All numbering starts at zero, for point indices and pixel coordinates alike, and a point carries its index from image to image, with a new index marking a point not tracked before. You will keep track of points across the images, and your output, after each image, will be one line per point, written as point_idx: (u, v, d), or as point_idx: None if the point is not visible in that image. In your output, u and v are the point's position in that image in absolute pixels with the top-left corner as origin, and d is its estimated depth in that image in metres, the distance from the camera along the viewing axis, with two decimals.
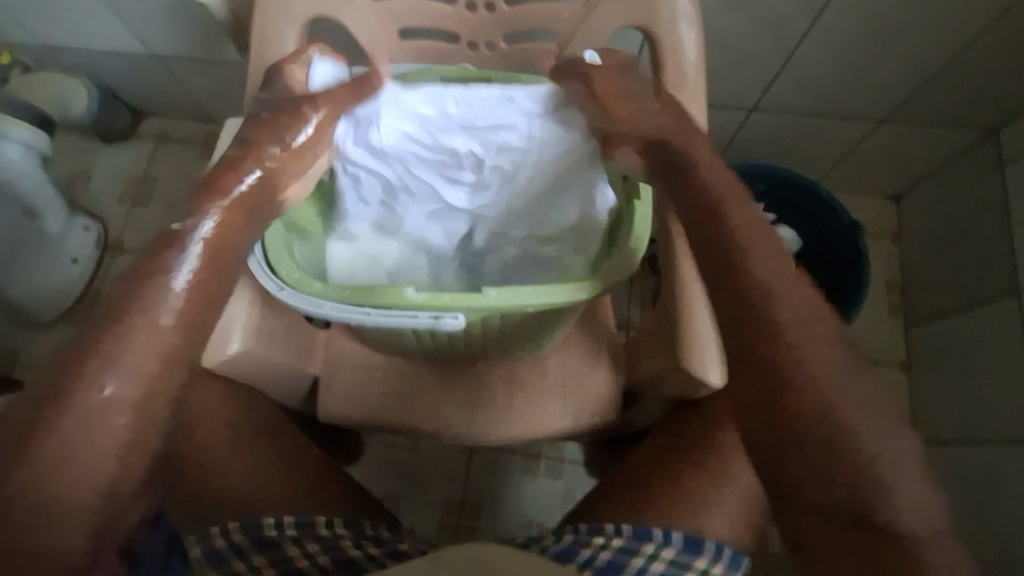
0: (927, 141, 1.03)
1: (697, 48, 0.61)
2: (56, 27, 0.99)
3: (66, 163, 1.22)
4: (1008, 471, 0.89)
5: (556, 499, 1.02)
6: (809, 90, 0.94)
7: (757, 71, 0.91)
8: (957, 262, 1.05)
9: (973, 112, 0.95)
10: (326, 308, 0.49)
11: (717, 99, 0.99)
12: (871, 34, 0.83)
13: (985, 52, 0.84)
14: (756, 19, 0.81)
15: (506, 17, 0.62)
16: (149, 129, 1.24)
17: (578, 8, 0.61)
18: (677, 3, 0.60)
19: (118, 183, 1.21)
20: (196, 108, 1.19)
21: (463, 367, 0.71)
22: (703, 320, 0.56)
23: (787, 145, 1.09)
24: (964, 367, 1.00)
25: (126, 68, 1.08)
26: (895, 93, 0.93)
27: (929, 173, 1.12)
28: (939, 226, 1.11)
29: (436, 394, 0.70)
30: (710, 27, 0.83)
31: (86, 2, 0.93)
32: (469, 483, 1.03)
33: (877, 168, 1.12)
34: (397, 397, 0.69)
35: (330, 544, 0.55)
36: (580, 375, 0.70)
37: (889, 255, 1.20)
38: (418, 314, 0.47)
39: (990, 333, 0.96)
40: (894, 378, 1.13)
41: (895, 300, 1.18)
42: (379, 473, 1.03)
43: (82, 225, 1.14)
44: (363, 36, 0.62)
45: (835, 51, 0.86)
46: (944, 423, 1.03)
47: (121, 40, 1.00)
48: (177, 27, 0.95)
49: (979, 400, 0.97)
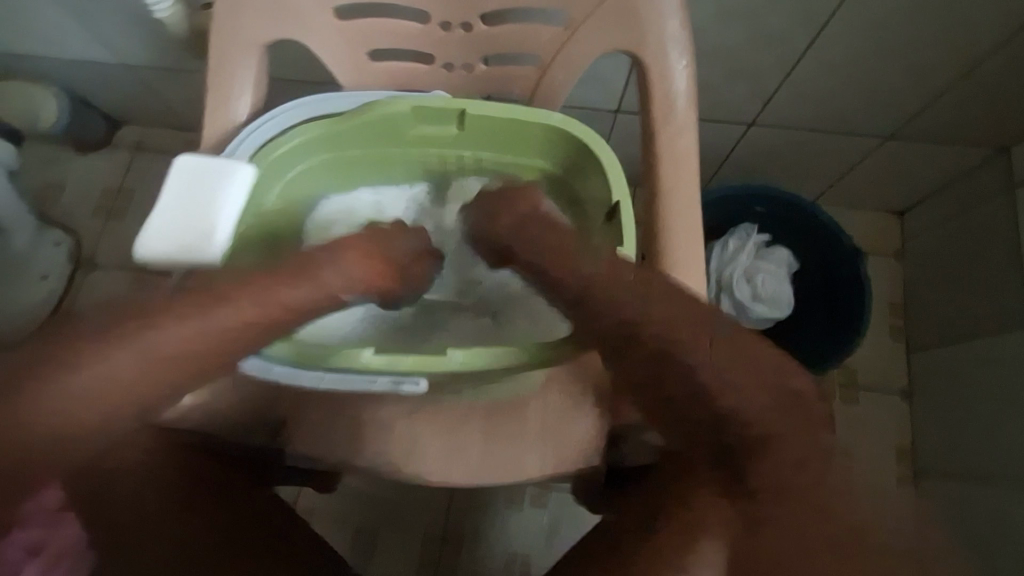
0: (934, 159, 0.99)
1: (688, 77, 0.56)
2: (21, 34, 0.95)
3: (38, 173, 1.17)
4: (1010, 511, 0.85)
5: (542, 533, 0.98)
6: (810, 106, 0.89)
7: (755, 85, 0.86)
8: (961, 285, 1.01)
9: (983, 130, 0.91)
10: (282, 372, 0.45)
11: (714, 114, 0.94)
12: (874, 48, 0.78)
13: (995, 70, 0.79)
14: (754, 33, 0.76)
15: (484, 38, 0.58)
16: (125, 138, 1.19)
17: (559, 31, 0.57)
18: (666, 26, 0.55)
19: (93, 194, 1.16)
20: (172, 116, 1.14)
21: (436, 407, 0.66)
22: None
23: (786, 161, 1.04)
24: (968, 396, 0.96)
25: (99, 77, 1.04)
26: (898, 109, 0.89)
27: (934, 191, 1.07)
28: (943, 246, 1.06)
29: (409, 437, 0.65)
30: (706, 40, 0.78)
31: (50, 10, 0.88)
32: (451, 515, 0.99)
33: (877, 185, 1.08)
34: (368, 442, 0.65)
35: None
36: (562, 417, 0.65)
37: (890, 274, 1.16)
38: (375, 378, 0.44)
39: (994, 361, 0.92)
40: (895, 403, 1.09)
41: (897, 322, 1.13)
42: (359, 504, 0.99)
43: (53, 240, 1.10)
44: (332, 61, 0.58)
45: (834, 67, 0.81)
46: (947, 453, 0.99)
47: (90, 48, 0.96)
48: (145, 35, 0.90)
49: (982, 431, 0.92)
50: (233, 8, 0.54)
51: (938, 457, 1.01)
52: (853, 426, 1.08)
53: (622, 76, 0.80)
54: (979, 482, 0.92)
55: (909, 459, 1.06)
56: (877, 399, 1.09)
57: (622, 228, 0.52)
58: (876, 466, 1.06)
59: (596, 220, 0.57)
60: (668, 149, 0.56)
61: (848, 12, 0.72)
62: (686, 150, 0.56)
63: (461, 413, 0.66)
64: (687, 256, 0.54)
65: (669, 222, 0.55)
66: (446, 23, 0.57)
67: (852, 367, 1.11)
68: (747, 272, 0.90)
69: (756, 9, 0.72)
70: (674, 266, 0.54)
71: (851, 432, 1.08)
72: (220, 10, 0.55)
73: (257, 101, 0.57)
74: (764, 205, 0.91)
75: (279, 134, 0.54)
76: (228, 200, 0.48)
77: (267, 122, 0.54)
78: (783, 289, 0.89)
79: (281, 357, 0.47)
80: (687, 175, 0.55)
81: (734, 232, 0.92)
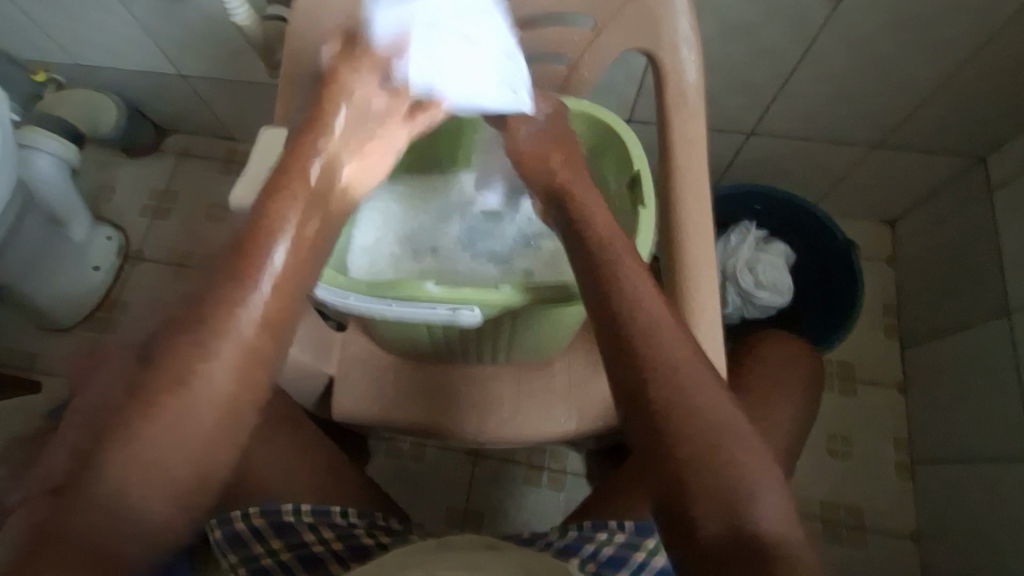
0: (918, 167, 1.08)
1: (698, 71, 0.64)
2: (93, 47, 1.06)
3: (92, 177, 1.27)
4: (1002, 488, 0.90)
5: (558, 512, 1.02)
6: (803, 116, 0.99)
7: (754, 96, 0.95)
8: (949, 283, 1.07)
9: (960, 140, 0.99)
10: (355, 298, 0.52)
11: (718, 124, 1.03)
12: (860, 61, 0.87)
13: (970, 82, 0.88)
14: (752, 48, 0.86)
15: (521, 42, 0.67)
16: (172, 145, 1.29)
17: (586, 33, 0.65)
18: (678, 29, 0.63)
19: (141, 196, 1.25)
20: (218, 125, 1.24)
21: (471, 369, 0.73)
22: (703, 320, 0.59)
23: (784, 168, 1.13)
24: (960, 386, 1.02)
25: (156, 87, 1.14)
26: (884, 121, 0.98)
27: (921, 199, 1.16)
28: (931, 249, 1.13)
29: (445, 393, 0.72)
30: (709, 55, 0.88)
31: (122, 26, 0.99)
32: (472, 494, 1.04)
33: (869, 193, 1.17)
34: (408, 397, 0.71)
35: (346, 533, 0.58)
36: (585, 379, 0.72)
37: (885, 277, 1.23)
38: (439, 307, 0.51)
39: (983, 350, 0.97)
40: (892, 397, 1.15)
41: (891, 320, 1.20)
42: (385, 480, 1.04)
43: (105, 235, 1.18)
44: None
45: (826, 79, 0.91)
46: (942, 440, 1.05)
47: (153, 60, 1.06)
48: (206, 48, 1.00)
49: (975, 416, 0.98)
50: (314, 14, 0.64)
51: (932, 445, 1.07)
52: (851, 416, 1.14)
53: (633, 85, 0.89)
54: (974, 463, 0.97)
55: (906, 448, 1.12)
56: (874, 392, 1.16)
57: (643, 192, 0.60)
58: (874, 454, 1.12)
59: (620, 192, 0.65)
60: (683, 133, 0.63)
61: (834, 29, 0.82)
62: (694, 135, 0.63)
63: (492, 373, 0.73)
64: (699, 221, 0.62)
65: (682, 189, 0.62)
66: None
67: (850, 362, 1.18)
68: (749, 263, 0.97)
69: (754, 27, 0.82)
70: (687, 230, 0.61)
71: (850, 422, 1.14)
72: (302, 16, 0.64)
73: None
74: (763, 204, 1.01)
75: None
76: None
77: None
78: (783, 277, 0.96)
79: (349, 286, 0.53)
80: (698, 155, 0.63)
81: (735, 228, 1.01)
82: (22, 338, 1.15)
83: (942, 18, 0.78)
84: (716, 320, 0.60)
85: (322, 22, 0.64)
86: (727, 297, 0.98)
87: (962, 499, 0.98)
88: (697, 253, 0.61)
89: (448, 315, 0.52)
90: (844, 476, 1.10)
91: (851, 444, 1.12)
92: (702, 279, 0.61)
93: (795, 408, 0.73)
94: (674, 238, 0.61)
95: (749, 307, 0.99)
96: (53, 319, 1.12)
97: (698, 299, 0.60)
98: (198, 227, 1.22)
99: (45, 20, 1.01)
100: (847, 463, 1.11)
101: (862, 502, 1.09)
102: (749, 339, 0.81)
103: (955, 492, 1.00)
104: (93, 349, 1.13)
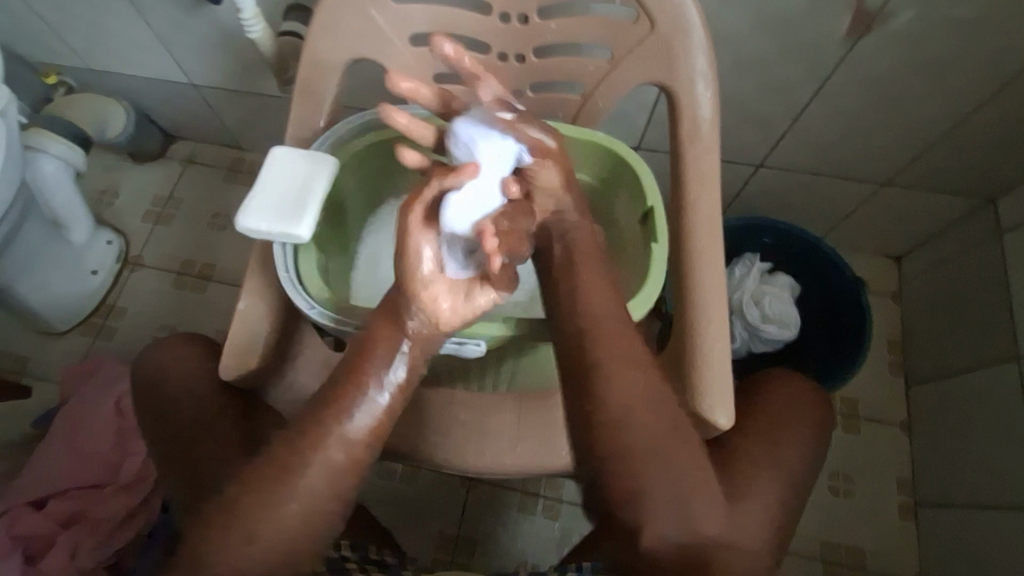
0: (927, 206, 1.07)
1: (712, 107, 0.63)
2: (103, 52, 1.05)
3: (96, 180, 1.26)
4: (1004, 537, 0.88)
5: (552, 542, 1.00)
6: (812, 150, 0.98)
7: (765, 128, 0.95)
8: (955, 323, 1.06)
9: (972, 181, 0.99)
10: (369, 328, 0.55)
11: (727, 154, 1.03)
12: (871, 100, 0.87)
13: (982, 125, 0.88)
14: (765, 83, 0.86)
15: (535, 68, 0.67)
16: (179, 151, 1.29)
17: (602, 63, 0.65)
18: (695, 63, 0.62)
19: (145, 201, 1.25)
20: (225, 133, 1.23)
21: (472, 399, 0.69)
22: (712, 360, 0.58)
23: (791, 201, 1.12)
24: (966, 428, 1.00)
25: (166, 94, 1.14)
26: (895, 158, 0.98)
27: (930, 237, 1.15)
28: (938, 287, 1.12)
29: (444, 419, 0.68)
30: (722, 87, 0.88)
31: (136, 33, 0.98)
32: (465, 520, 1.01)
33: (876, 228, 1.16)
34: (402, 422, 0.68)
35: (337, 566, 0.58)
36: None
37: (890, 313, 1.22)
38: (445, 341, 0.56)
39: (991, 394, 0.95)
40: (895, 436, 1.13)
41: (896, 357, 1.19)
42: (376, 502, 1.02)
43: (105, 239, 1.18)
44: (399, 75, 0.67)
45: (838, 116, 0.91)
46: (945, 484, 1.03)
47: (164, 67, 1.06)
48: (218, 59, 1.00)
49: (981, 461, 0.96)
50: (328, 32, 0.63)
51: (937, 489, 1.05)
52: (852, 454, 1.12)
53: (644, 114, 0.89)
54: (979, 509, 0.94)
55: (909, 488, 1.10)
56: (878, 430, 1.14)
57: (656, 228, 0.59)
58: (876, 493, 1.10)
59: (632, 223, 0.65)
60: (695, 168, 0.63)
61: (849, 67, 0.81)
62: (708, 170, 0.63)
63: (493, 405, 0.68)
64: (708, 257, 0.60)
65: (693, 223, 0.61)
66: (502, 53, 0.66)
67: (853, 399, 1.16)
68: (754, 296, 0.96)
69: (768, 61, 0.82)
70: (697, 269, 0.60)
71: (852, 461, 1.12)
72: (316, 31, 0.63)
73: (334, 107, 0.65)
74: (771, 236, 1.00)
75: (352, 137, 0.63)
76: (321, 185, 0.53)
77: (345, 124, 0.62)
78: (790, 310, 0.95)
79: None
80: (710, 190, 0.62)
81: (739, 260, 1.00)
82: (16, 340, 1.13)
83: (956, 61, 0.78)
84: (725, 363, 0.58)
85: (336, 41, 0.63)
86: (734, 331, 0.97)
87: (965, 544, 0.96)
88: (706, 290, 0.59)
89: (454, 347, 0.56)
90: (842, 515, 1.09)
91: (852, 483, 1.11)
92: (712, 318, 0.59)
93: (801, 453, 0.71)
94: (684, 274, 0.60)
95: (757, 340, 0.98)
96: (47, 322, 1.11)
97: (707, 339, 0.58)
98: (201, 234, 1.22)
99: (57, 22, 1.00)
100: (847, 501, 1.09)
101: (862, 542, 1.07)
102: (758, 378, 0.79)
103: (957, 537, 0.98)
104: (86, 354, 1.12)
